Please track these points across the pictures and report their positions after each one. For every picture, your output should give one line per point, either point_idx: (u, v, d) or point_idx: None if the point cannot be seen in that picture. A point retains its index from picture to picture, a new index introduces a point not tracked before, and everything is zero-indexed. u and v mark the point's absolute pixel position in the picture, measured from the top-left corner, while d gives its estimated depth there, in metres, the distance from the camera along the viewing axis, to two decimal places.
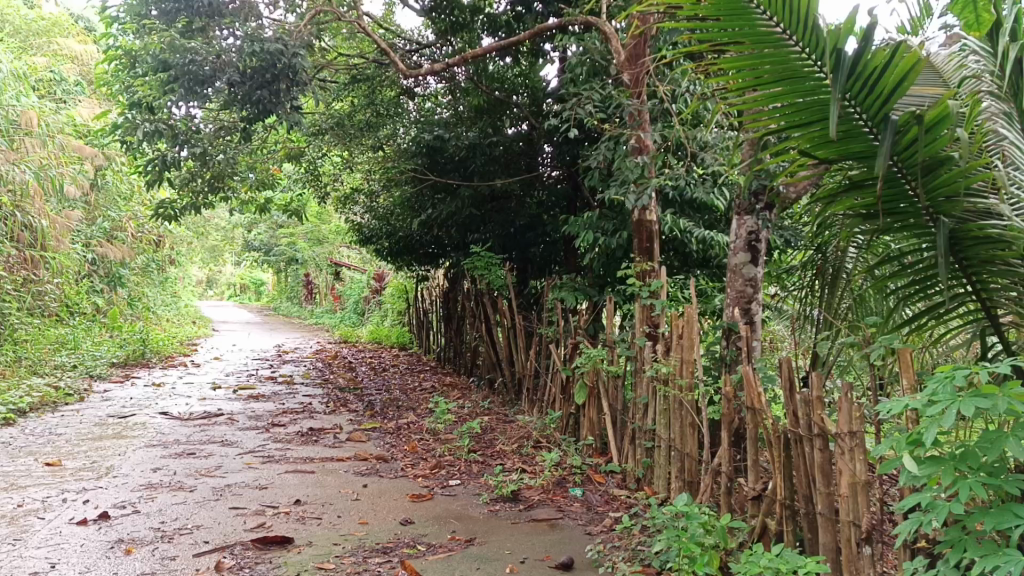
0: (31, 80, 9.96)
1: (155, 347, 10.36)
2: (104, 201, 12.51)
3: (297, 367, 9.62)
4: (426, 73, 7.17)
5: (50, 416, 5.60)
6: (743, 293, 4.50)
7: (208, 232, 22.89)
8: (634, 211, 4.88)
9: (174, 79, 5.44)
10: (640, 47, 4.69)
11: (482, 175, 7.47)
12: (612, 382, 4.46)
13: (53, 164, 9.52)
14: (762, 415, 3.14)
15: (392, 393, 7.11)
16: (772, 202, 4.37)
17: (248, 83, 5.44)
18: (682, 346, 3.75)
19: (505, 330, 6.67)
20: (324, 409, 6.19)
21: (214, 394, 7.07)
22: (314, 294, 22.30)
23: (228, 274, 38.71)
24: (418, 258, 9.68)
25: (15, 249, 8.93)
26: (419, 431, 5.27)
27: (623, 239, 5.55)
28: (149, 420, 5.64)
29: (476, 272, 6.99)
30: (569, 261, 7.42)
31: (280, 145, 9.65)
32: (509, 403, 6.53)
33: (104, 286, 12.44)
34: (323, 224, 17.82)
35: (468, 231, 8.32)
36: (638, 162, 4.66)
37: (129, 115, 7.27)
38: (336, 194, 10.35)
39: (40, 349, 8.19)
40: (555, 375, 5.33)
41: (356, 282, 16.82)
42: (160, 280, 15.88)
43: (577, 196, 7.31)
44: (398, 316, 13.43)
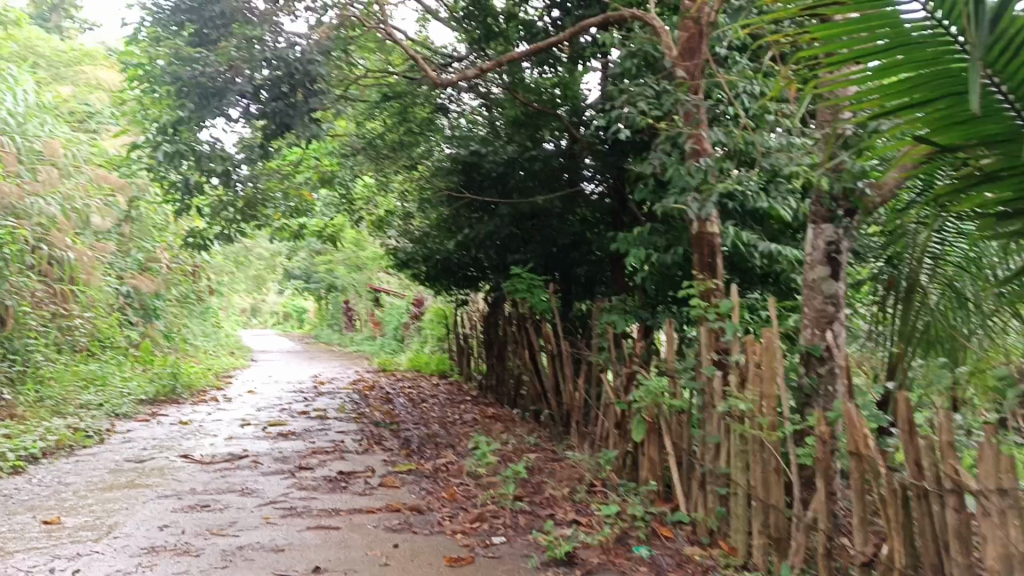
0: (59, 111, 9.77)
1: (188, 381, 10.01)
2: (139, 232, 12.30)
3: (334, 399, 9.19)
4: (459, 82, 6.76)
5: (64, 462, 5.20)
6: (822, 313, 3.93)
7: (249, 261, 22.77)
8: (694, 222, 4.38)
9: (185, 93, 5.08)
10: (694, 40, 4.26)
11: (521, 191, 7.09)
12: (675, 418, 3.93)
13: (81, 195, 9.27)
14: (870, 463, 2.58)
15: (430, 428, 6.61)
16: (855, 207, 3.80)
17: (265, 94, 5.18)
18: (761, 377, 3.22)
19: (551, 358, 6.15)
20: (357, 448, 5.72)
21: (242, 432, 6.63)
22: (354, 322, 22.01)
23: (271, 303, 38.72)
24: (456, 281, 9.22)
25: (43, 283, 8.65)
26: (458, 474, 4.77)
27: (678, 255, 5.00)
28: (169, 464, 5.22)
29: (518, 295, 6.49)
30: (616, 281, 6.89)
31: (312, 169, 9.29)
32: (557, 438, 5.99)
33: (139, 319, 12.20)
34: (361, 250, 17.49)
35: (507, 252, 7.83)
36: (699, 167, 4.16)
37: (151, 140, 6.95)
38: (371, 218, 9.95)
39: (65, 386, 7.84)
40: (608, 408, 4.81)
41: (394, 308, 16.40)
42: (198, 311, 15.66)
43: (624, 210, 6.73)
44: (438, 342, 12.97)
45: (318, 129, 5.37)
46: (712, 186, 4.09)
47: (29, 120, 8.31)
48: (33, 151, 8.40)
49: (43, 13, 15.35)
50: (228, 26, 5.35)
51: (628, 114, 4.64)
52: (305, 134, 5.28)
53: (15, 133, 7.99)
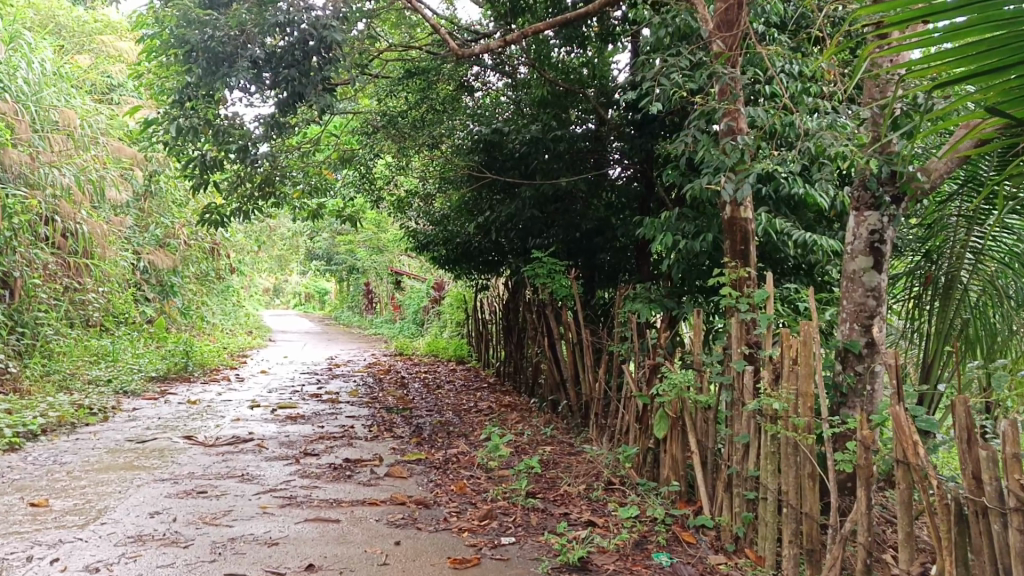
0: (78, 82, 9.59)
1: (200, 359, 9.87)
2: (158, 207, 12.16)
3: (347, 382, 9.00)
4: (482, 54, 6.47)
5: (63, 440, 5.03)
6: (863, 307, 3.65)
7: (271, 240, 22.66)
8: (726, 206, 4.12)
9: (194, 56, 4.88)
10: (733, 11, 4.01)
11: (544, 173, 6.73)
12: (700, 414, 3.69)
13: (97, 167, 9.12)
14: (920, 473, 2.30)
15: (443, 416, 6.39)
16: (902, 193, 3.51)
17: (276, 61, 5.01)
18: (797, 374, 2.96)
19: (570, 346, 5.90)
20: (366, 435, 5.50)
21: (250, 414, 6.44)
22: (374, 304, 21.87)
23: (293, 284, 38.72)
24: (476, 266, 8.97)
25: (56, 256, 8.50)
26: (469, 466, 4.55)
27: (708, 242, 4.73)
28: (171, 445, 5.03)
29: (537, 280, 6.24)
30: (641, 268, 6.61)
31: (331, 147, 9.06)
32: (574, 431, 5.74)
33: (155, 295, 12.06)
34: (383, 231, 17.28)
35: (528, 235, 7.57)
36: (734, 146, 3.91)
37: (164, 112, 6.74)
38: (391, 198, 9.71)
39: (74, 361, 7.70)
40: (629, 401, 4.56)
41: (414, 291, 16.19)
42: (217, 289, 15.53)
43: (651, 195, 6.53)
44: (457, 326, 12.74)
45: (331, 99, 5.18)
46: (748, 167, 3.83)
47: (44, 88, 8.15)
48: (47, 121, 8.24)
49: None
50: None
51: (662, 87, 4.33)
52: (318, 103, 5.08)
53: (28, 101, 7.84)
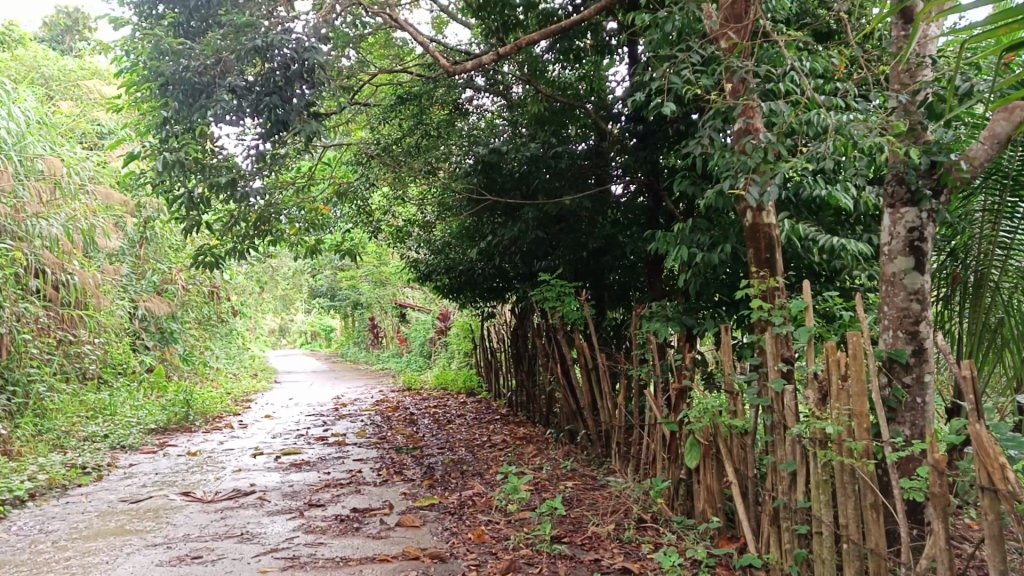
0: (62, 129, 9.34)
1: (202, 408, 9.54)
2: (155, 253, 11.91)
3: (354, 422, 8.66)
4: (473, 70, 6.17)
5: (51, 505, 4.70)
6: (906, 312, 3.31)
7: (272, 280, 22.37)
8: (747, 212, 3.83)
9: (170, 89, 4.78)
10: (739, 5, 3.88)
11: (547, 193, 6.43)
12: (737, 441, 3.38)
13: (87, 215, 8.85)
14: (1013, 503, 1.98)
15: (456, 454, 6.05)
16: (943, 185, 3.20)
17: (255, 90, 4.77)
18: (847, 391, 2.65)
19: (585, 372, 5.57)
20: (375, 480, 5.17)
21: (252, 463, 6.10)
22: (380, 339, 21.54)
23: (298, 323, 38.43)
24: (481, 294, 8.65)
25: (47, 310, 8.21)
26: (487, 509, 4.22)
27: (726, 253, 4.40)
28: (166, 504, 4.70)
29: (546, 305, 5.92)
30: (653, 287, 6.28)
31: (326, 182, 8.79)
32: (595, 462, 5.40)
33: (154, 343, 11.76)
34: (384, 264, 17.00)
35: (533, 259, 7.26)
36: (755, 145, 3.61)
37: (152, 153, 6.49)
38: (389, 229, 9.42)
39: (69, 418, 7.37)
40: (655, 429, 4.23)
41: (419, 324, 15.88)
42: (219, 333, 15.21)
43: (659, 209, 6.17)
44: (465, 357, 12.40)
45: (318, 125, 4.96)
46: (771, 165, 3.53)
47: (28, 137, 7.85)
48: (33, 171, 7.95)
49: (54, 38, 15.07)
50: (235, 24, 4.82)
51: (671, 86, 4.08)
52: (304, 131, 4.83)
53: (10, 151, 7.52)
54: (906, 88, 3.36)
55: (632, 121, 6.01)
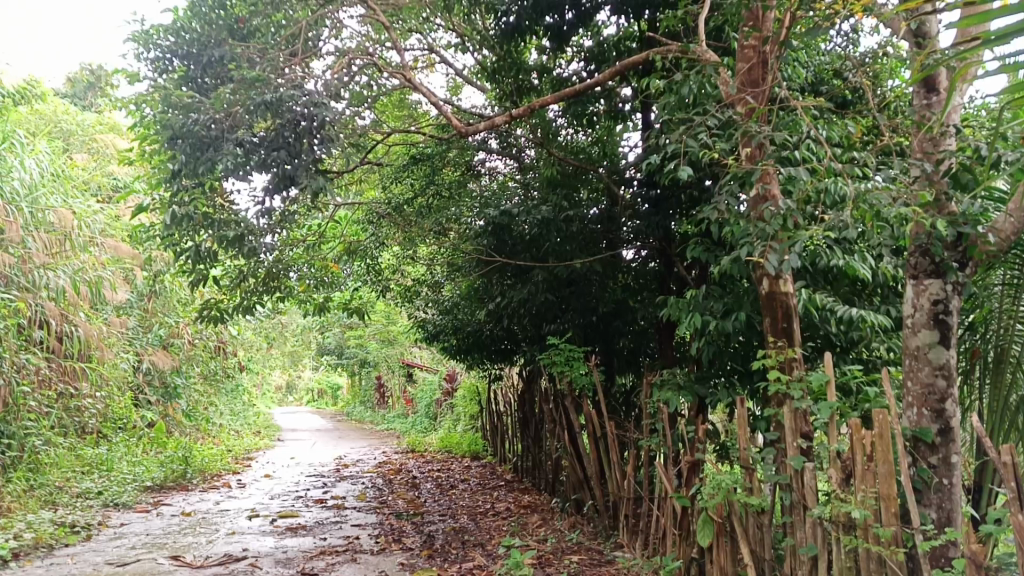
0: (75, 180, 9.36)
1: (201, 465, 9.34)
2: (163, 307, 11.84)
3: (355, 484, 8.46)
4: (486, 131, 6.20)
5: (35, 566, 4.53)
6: (931, 388, 3.15)
7: (280, 336, 22.27)
8: (764, 280, 3.71)
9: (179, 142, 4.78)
10: (756, 70, 3.84)
11: (558, 256, 6.26)
12: (753, 520, 3.22)
13: (95, 267, 8.80)
14: None
15: (458, 522, 5.85)
16: (969, 256, 3.09)
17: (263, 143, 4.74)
18: (873, 473, 2.55)
19: (593, 440, 5.40)
20: (373, 548, 4.98)
21: (246, 526, 5.91)
22: (387, 400, 21.31)
23: (305, 381, 38.18)
24: (488, 356, 8.51)
25: (50, 361, 8.12)
26: None
27: (741, 321, 4.26)
28: (155, 568, 4.52)
29: (554, 369, 5.78)
30: (665, 353, 6.14)
31: (336, 239, 8.74)
32: (602, 535, 5.19)
33: (157, 398, 11.62)
34: (393, 324, 16.89)
35: (541, 322, 7.12)
36: (775, 212, 3.51)
37: (162, 207, 6.48)
38: (398, 288, 9.33)
39: (64, 473, 7.21)
40: (667, 503, 4.06)
41: (426, 385, 15.67)
42: (224, 389, 15.05)
43: (671, 274, 6.12)
44: (471, 420, 12.19)
45: (326, 183, 4.76)
46: (790, 233, 3.43)
47: (40, 188, 7.83)
48: (43, 222, 7.91)
49: (76, 93, 15.26)
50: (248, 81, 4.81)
51: (687, 150, 4.01)
52: (309, 186, 4.65)
53: (22, 202, 7.52)
54: (930, 157, 3.28)
55: (644, 186, 5.97)
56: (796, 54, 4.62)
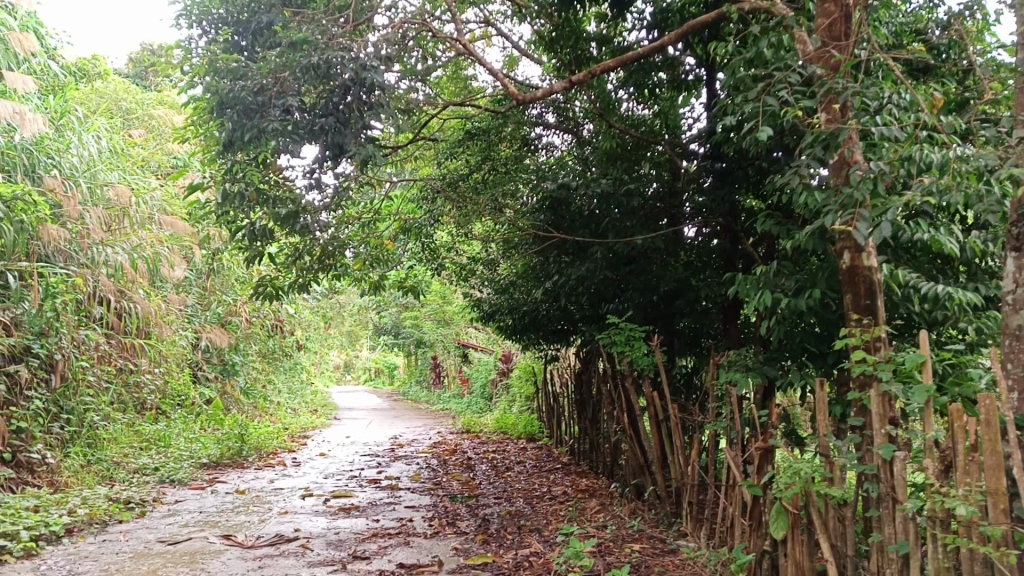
0: (133, 156, 9.39)
1: (256, 443, 9.35)
2: (221, 285, 11.89)
3: (409, 465, 8.36)
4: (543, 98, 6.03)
5: (87, 543, 4.49)
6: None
7: (337, 315, 22.39)
8: (844, 253, 3.43)
9: (226, 112, 4.69)
10: (838, 25, 3.57)
11: (618, 232, 6.03)
12: (833, 512, 2.97)
13: (153, 243, 8.82)
14: None
15: (513, 505, 5.68)
16: None
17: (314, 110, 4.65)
18: (977, 465, 2.31)
19: (655, 424, 5.17)
20: (426, 531, 4.84)
21: (299, 505, 5.83)
22: (443, 379, 21.28)
23: (362, 360, 38.52)
24: (545, 335, 8.30)
25: (109, 337, 8.17)
26: (545, 572, 3.85)
27: (814, 299, 3.94)
28: (206, 547, 4.45)
29: (614, 349, 5.54)
30: (729, 334, 5.86)
31: (391, 216, 8.60)
32: (664, 522, 4.97)
33: (216, 374, 11.70)
34: (448, 303, 16.80)
35: (600, 301, 6.86)
36: (861, 177, 3.23)
37: (216, 181, 6.41)
38: (453, 267, 9.16)
39: (122, 449, 7.25)
40: (736, 491, 3.82)
41: (481, 365, 15.55)
42: (281, 368, 15.14)
43: (737, 252, 5.80)
44: (527, 401, 12.02)
45: (375, 151, 4.66)
46: (879, 199, 3.12)
47: (98, 164, 7.86)
48: (101, 198, 7.94)
49: (137, 72, 15.37)
50: (296, 47, 4.68)
51: (766, 110, 3.73)
52: (358, 154, 4.56)
53: (80, 177, 7.54)
54: None
55: (710, 159, 5.69)
56: (879, 11, 4.29)
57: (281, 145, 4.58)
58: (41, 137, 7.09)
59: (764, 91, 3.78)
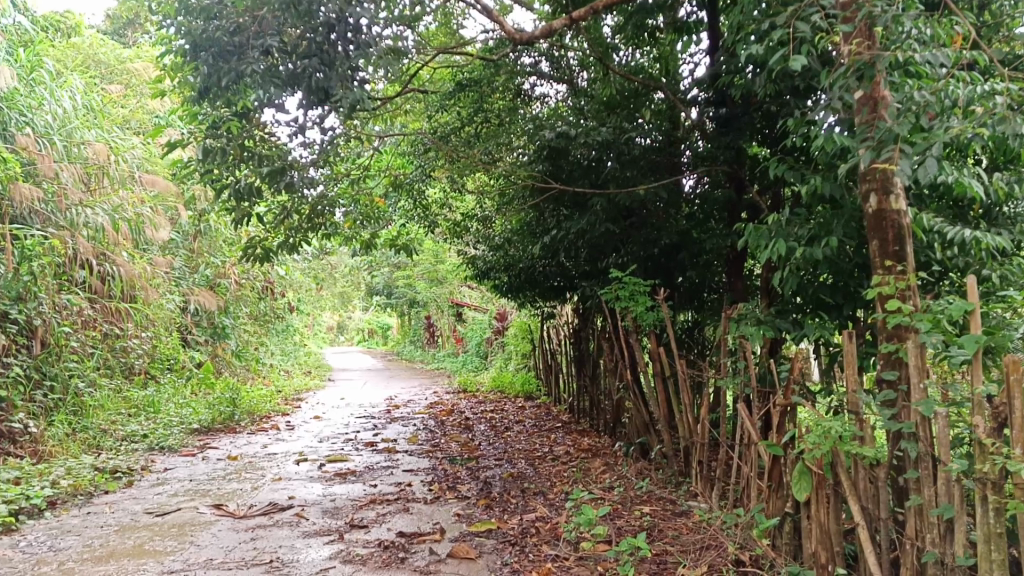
0: (110, 112, 9.06)
1: (249, 407, 9.15)
2: (209, 247, 11.59)
3: (406, 426, 8.17)
4: (539, 37, 5.70)
5: (70, 516, 4.28)
6: None
7: (329, 275, 22.10)
8: (870, 197, 3.20)
9: (196, 51, 4.39)
10: None
11: (617, 181, 5.70)
12: (864, 474, 2.78)
13: (135, 204, 8.52)
14: None
15: (515, 467, 5.49)
16: None
17: (294, 54, 4.40)
18: None
19: (661, 381, 4.96)
20: (425, 496, 4.64)
21: (293, 471, 5.62)
22: (437, 339, 21.13)
23: (356, 321, 38.37)
24: (541, 292, 8.08)
25: (92, 302, 7.90)
26: (554, 539, 3.67)
27: (833, 247, 3.71)
28: (196, 518, 4.24)
29: (617, 304, 5.31)
30: (736, 286, 5.63)
31: (381, 172, 8.30)
32: (672, 482, 4.79)
33: (206, 338, 11.47)
34: (441, 263, 16.54)
35: (599, 255, 6.61)
36: (897, 109, 2.96)
37: (196, 136, 6.12)
38: (446, 224, 8.88)
39: (110, 416, 7.04)
40: (752, 451, 3.62)
41: (476, 323, 15.35)
42: (274, 330, 14.91)
43: (741, 202, 5.46)
44: (523, 359, 11.83)
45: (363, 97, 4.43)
46: (919, 133, 2.85)
47: (74, 122, 7.55)
48: (79, 157, 7.63)
49: (116, 28, 14.84)
50: None
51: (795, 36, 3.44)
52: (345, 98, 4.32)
53: (56, 135, 7.24)
54: None
55: (714, 104, 5.41)
56: None
57: (260, 90, 4.31)
58: (12, 93, 6.82)
59: (792, 18, 3.47)
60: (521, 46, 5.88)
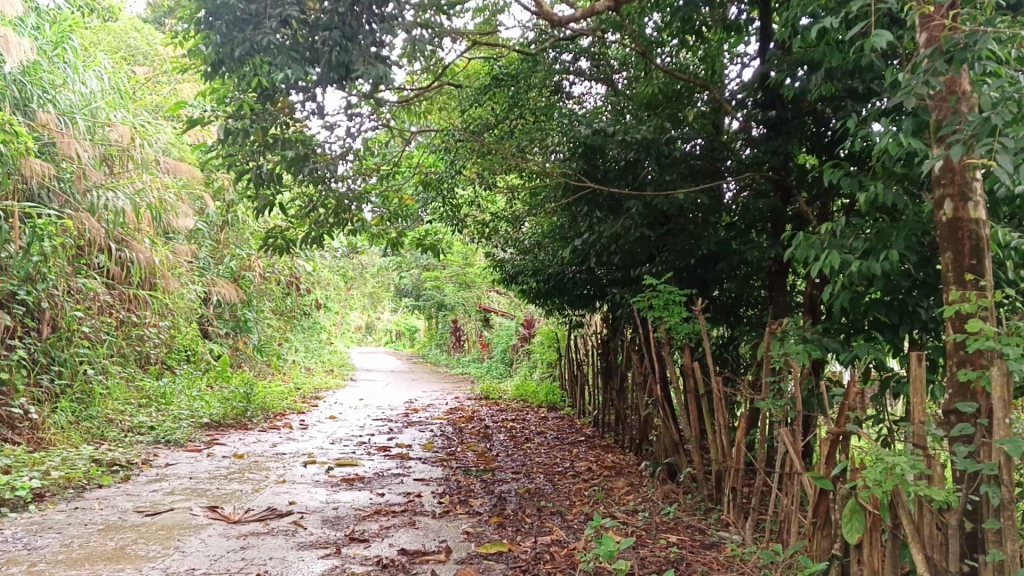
0: (138, 95, 8.88)
1: (263, 403, 8.91)
2: (235, 238, 11.40)
3: (423, 432, 7.87)
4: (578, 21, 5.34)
5: (55, 511, 4.01)
6: None
7: (357, 274, 21.92)
8: (945, 203, 2.84)
9: (211, 20, 4.13)
10: None
11: (655, 184, 5.33)
12: (929, 517, 2.43)
13: (158, 190, 8.32)
14: None
15: (532, 482, 5.15)
16: None
17: (314, 20, 4.21)
18: None
19: (694, 400, 4.60)
20: (434, 510, 4.32)
21: (298, 474, 5.33)
22: (463, 343, 20.82)
23: (384, 323, 38.20)
24: (569, 300, 7.72)
25: (109, 288, 7.71)
26: (569, 567, 3.33)
27: (893, 260, 3.34)
28: (188, 520, 3.96)
29: (649, 315, 4.96)
30: (777, 301, 5.26)
31: (411, 168, 8.01)
32: (701, 508, 4.43)
33: (227, 330, 11.27)
34: (471, 266, 16.21)
35: (632, 262, 6.25)
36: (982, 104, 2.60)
37: (217, 118, 5.88)
38: (475, 224, 8.57)
39: (118, 406, 6.82)
40: (794, 481, 3.26)
41: (502, 330, 15.00)
42: (298, 326, 14.69)
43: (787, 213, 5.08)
44: (549, 367, 11.49)
45: (388, 71, 4.20)
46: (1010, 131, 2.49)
47: (99, 102, 7.36)
48: (103, 139, 7.44)
49: (156, 15, 14.72)
50: None
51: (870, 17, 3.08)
52: (368, 74, 4.09)
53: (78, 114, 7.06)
54: None
55: (761, 107, 5.01)
56: None
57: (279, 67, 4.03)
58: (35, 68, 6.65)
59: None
60: (557, 29, 5.51)
